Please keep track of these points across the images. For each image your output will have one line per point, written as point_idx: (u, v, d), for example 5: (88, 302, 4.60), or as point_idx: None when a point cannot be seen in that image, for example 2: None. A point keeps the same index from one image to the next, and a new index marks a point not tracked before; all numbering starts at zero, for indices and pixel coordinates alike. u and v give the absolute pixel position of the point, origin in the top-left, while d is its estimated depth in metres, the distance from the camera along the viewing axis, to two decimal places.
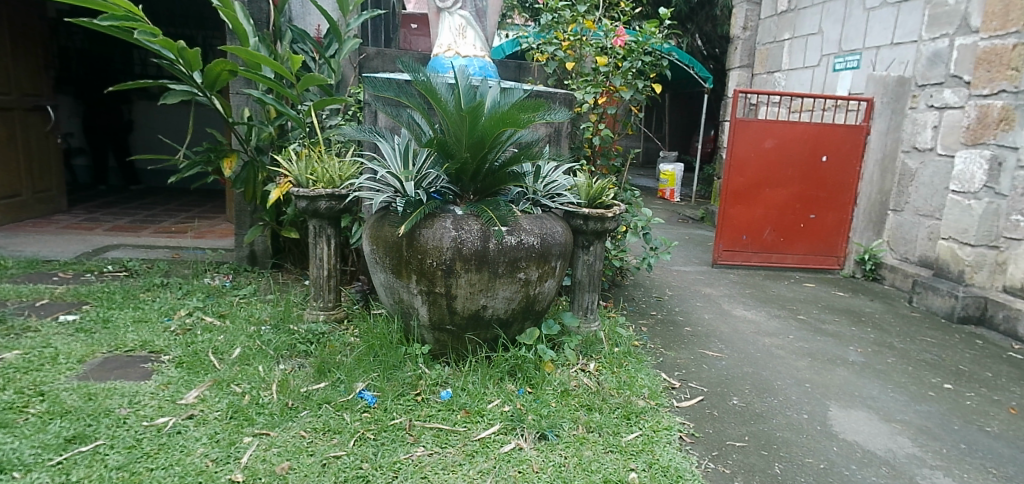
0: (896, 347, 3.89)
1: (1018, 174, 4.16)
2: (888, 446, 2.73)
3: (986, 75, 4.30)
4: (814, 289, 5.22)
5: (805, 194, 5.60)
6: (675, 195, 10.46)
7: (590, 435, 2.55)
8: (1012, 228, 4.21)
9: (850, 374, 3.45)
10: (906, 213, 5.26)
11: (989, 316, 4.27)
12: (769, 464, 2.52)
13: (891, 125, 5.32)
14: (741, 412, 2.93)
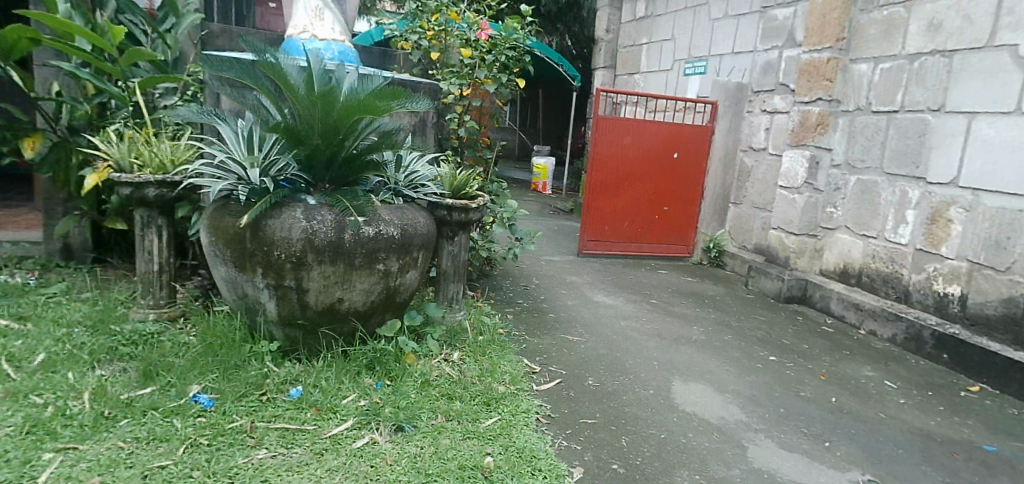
0: (732, 325, 4.27)
1: (832, 173, 4.70)
2: (720, 414, 2.98)
3: (807, 85, 4.78)
4: (667, 275, 5.59)
5: (659, 188, 5.97)
6: (547, 188, 10.80)
7: (448, 423, 2.55)
8: (827, 219, 4.74)
9: (693, 352, 3.73)
10: (743, 206, 5.72)
11: (809, 296, 4.76)
12: (617, 438, 2.66)
13: (732, 126, 5.79)
14: (595, 391, 3.07)
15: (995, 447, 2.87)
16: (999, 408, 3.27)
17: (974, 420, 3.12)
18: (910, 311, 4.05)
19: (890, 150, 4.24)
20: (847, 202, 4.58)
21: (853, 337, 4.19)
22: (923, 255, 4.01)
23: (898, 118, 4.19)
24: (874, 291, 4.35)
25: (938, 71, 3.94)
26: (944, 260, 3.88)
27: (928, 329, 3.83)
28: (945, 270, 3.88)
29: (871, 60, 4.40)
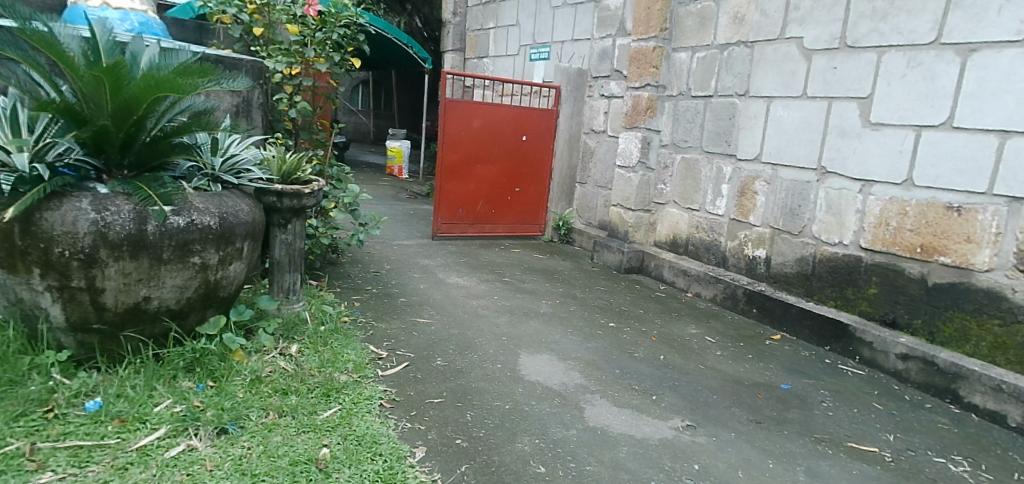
0: (578, 297, 4.49)
1: (661, 151, 5.07)
2: (562, 381, 3.10)
3: (637, 72, 5.08)
4: (519, 253, 5.72)
5: (510, 170, 6.04)
6: (403, 172, 10.51)
7: (280, 419, 2.42)
8: (659, 195, 5.11)
9: (541, 324, 3.86)
10: (588, 185, 6.01)
11: (646, 266, 5.13)
12: (462, 414, 2.67)
13: (574, 110, 6.03)
14: (442, 371, 3.06)
15: (790, 385, 3.25)
16: (795, 352, 3.68)
17: (776, 363, 3.50)
18: (727, 274, 4.45)
19: (708, 131, 4.62)
20: (675, 179, 4.96)
21: (682, 300, 4.55)
22: (736, 224, 4.42)
23: (713, 102, 4.57)
24: (699, 258, 4.75)
25: (744, 58, 4.31)
26: (752, 227, 4.31)
27: (741, 288, 4.22)
28: (753, 236, 4.31)
29: (690, 49, 4.77)
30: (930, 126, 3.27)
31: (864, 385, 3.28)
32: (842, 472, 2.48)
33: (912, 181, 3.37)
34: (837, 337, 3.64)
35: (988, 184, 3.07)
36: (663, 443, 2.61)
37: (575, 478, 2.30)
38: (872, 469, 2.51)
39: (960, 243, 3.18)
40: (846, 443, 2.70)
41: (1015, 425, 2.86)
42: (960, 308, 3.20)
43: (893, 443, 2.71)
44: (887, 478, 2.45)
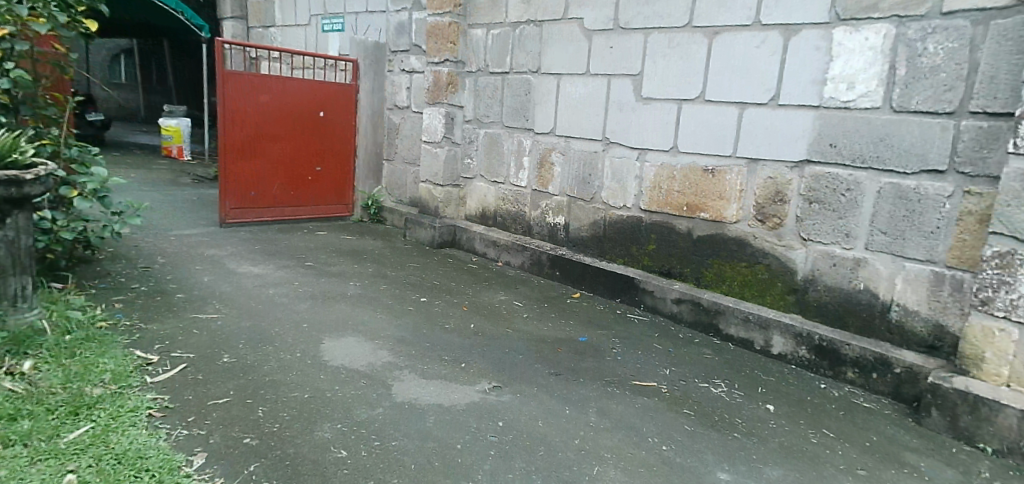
0: (388, 275, 4.36)
1: (466, 127, 5.07)
2: (369, 361, 2.99)
3: (436, 47, 5.01)
4: (326, 235, 5.42)
5: (309, 148, 5.62)
6: (184, 153, 9.40)
7: (6, 451, 2.03)
8: (466, 170, 5.11)
9: (350, 307, 3.70)
10: (397, 163, 5.86)
11: (458, 240, 5.12)
12: (252, 411, 2.46)
13: (376, 85, 5.84)
14: (231, 368, 2.80)
15: (586, 337, 3.45)
16: (591, 307, 3.89)
17: (575, 319, 3.70)
18: (532, 241, 4.58)
19: (507, 107, 4.70)
20: (480, 153, 5.00)
21: (492, 270, 4.62)
22: (536, 194, 4.56)
23: (510, 78, 4.66)
24: (507, 229, 4.83)
25: (534, 36, 4.43)
26: (551, 197, 4.46)
27: (545, 253, 4.37)
28: (553, 205, 4.45)
29: (485, 26, 4.81)
30: (686, 99, 3.58)
31: (647, 329, 3.55)
32: (626, 408, 2.70)
33: (676, 148, 3.66)
34: (624, 290, 3.89)
35: (733, 148, 3.40)
36: (469, 407, 2.64)
37: (378, 456, 2.24)
38: (650, 402, 2.76)
39: (715, 201, 3.50)
40: (631, 382, 2.94)
41: (760, 348, 3.24)
42: (718, 255, 3.54)
43: (669, 376, 3.00)
44: (662, 408, 2.71)
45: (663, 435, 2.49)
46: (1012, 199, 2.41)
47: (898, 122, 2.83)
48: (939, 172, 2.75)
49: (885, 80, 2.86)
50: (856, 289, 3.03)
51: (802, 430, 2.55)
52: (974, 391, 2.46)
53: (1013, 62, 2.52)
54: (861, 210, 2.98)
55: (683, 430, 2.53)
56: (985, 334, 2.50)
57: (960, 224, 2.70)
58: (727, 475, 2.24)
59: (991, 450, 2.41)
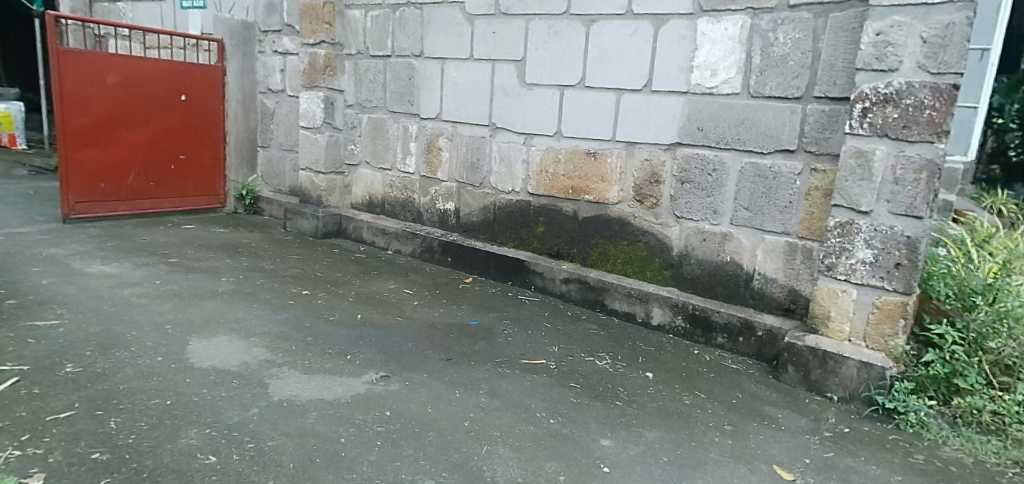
0: (265, 269, 4.14)
1: (347, 112, 4.90)
2: (241, 360, 2.83)
3: (310, 27, 4.75)
4: (193, 228, 5.05)
5: (168, 136, 5.21)
6: (18, 141, 8.41)
7: None
8: (350, 156, 4.94)
9: (220, 304, 3.48)
10: (273, 149, 5.57)
11: (344, 229, 4.94)
12: (101, 423, 2.25)
13: (244, 67, 5.47)
14: (73, 379, 2.54)
15: (478, 321, 3.45)
16: (483, 291, 3.89)
17: (467, 303, 3.70)
18: (423, 228, 4.51)
19: (390, 92, 4.58)
20: (363, 138, 4.84)
21: (382, 258, 4.51)
22: (428, 181, 4.47)
23: (391, 61, 4.53)
24: (396, 216, 4.73)
25: (414, 18, 4.34)
26: (441, 183, 4.40)
27: (436, 240, 4.33)
28: (442, 191, 4.40)
29: (362, 8, 4.65)
30: (567, 85, 3.65)
31: (537, 309, 3.60)
32: (515, 386, 2.74)
33: (560, 132, 3.72)
34: (517, 272, 3.92)
35: (612, 132, 3.50)
36: (352, 399, 2.56)
37: (250, 460, 2.12)
38: (538, 378, 2.82)
39: (597, 183, 3.59)
40: (520, 362, 2.98)
41: (641, 320, 3.37)
42: (602, 235, 3.63)
43: (557, 353, 3.08)
44: (549, 384, 2.77)
45: (550, 409, 2.55)
46: (848, 174, 2.67)
47: (755, 107, 3.02)
48: (790, 151, 2.96)
49: (743, 68, 3.04)
50: (723, 261, 3.20)
51: (677, 394, 2.70)
52: (822, 346, 2.71)
53: (849, 50, 2.76)
54: (725, 188, 3.16)
55: (569, 403, 2.61)
56: (830, 295, 2.76)
57: (809, 198, 2.93)
58: (608, 441, 2.33)
59: (838, 398, 2.67)
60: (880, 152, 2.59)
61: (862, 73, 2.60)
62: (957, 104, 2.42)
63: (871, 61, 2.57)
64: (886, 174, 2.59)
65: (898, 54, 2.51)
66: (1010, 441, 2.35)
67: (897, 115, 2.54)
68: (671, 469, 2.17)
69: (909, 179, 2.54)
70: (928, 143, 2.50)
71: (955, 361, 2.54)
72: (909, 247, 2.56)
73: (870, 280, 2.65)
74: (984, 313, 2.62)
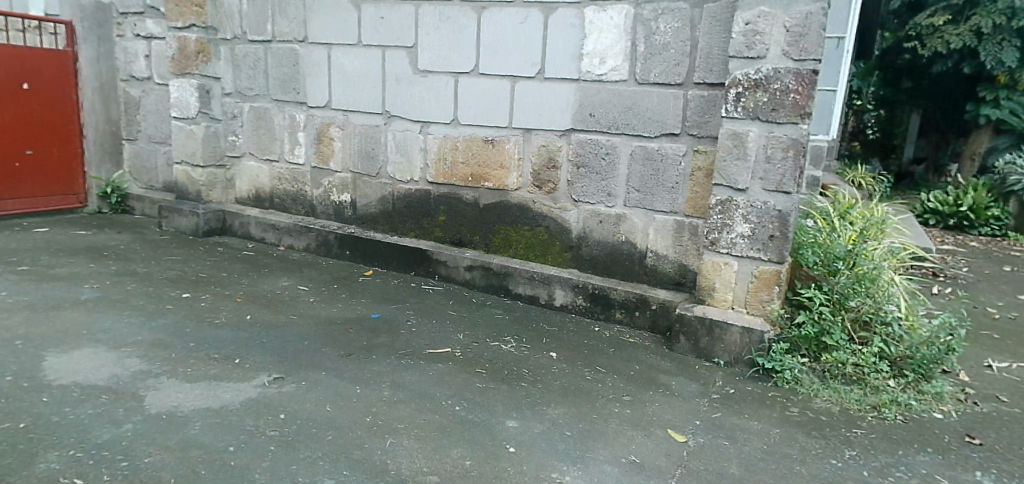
0: (138, 273, 3.87)
1: (225, 101, 4.65)
2: (111, 373, 2.64)
3: (177, 10, 4.45)
4: (48, 232, 4.62)
5: (11, 129, 4.77)
6: None
7: None
8: (231, 148, 4.70)
9: (81, 314, 3.21)
10: (141, 141, 5.16)
11: (229, 225, 4.70)
12: None
13: (100, 53, 5.06)
14: None
15: (380, 313, 3.41)
16: (385, 283, 3.85)
17: (367, 296, 3.64)
18: (317, 222, 4.38)
19: (273, 79, 4.39)
20: (245, 129, 4.62)
21: (273, 255, 4.34)
22: (318, 173, 4.35)
23: (273, 47, 4.34)
24: (286, 210, 4.55)
25: (295, 3, 4.17)
26: (334, 174, 4.29)
27: (332, 233, 4.22)
28: (336, 182, 4.29)
29: None
30: (462, 72, 3.65)
31: (441, 298, 3.62)
32: (420, 375, 2.75)
33: (457, 120, 3.73)
34: (419, 262, 3.90)
35: (509, 119, 3.56)
36: (244, 405, 2.46)
37: (126, 477, 2.00)
38: (445, 366, 2.84)
39: (496, 170, 3.64)
40: (424, 351, 2.99)
41: (545, 302, 3.47)
42: (503, 221, 3.69)
43: (463, 340, 3.11)
44: (455, 371, 2.80)
45: (456, 396, 2.58)
46: (727, 155, 2.87)
47: (642, 93, 3.17)
48: (674, 135, 3.13)
49: (629, 56, 3.18)
50: (619, 241, 3.35)
51: (579, 370, 2.82)
52: (709, 316, 2.93)
53: (722, 39, 2.96)
54: (617, 171, 3.30)
55: (475, 388, 2.66)
56: (714, 268, 2.97)
57: (692, 178, 3.12)
58: (514, 422, 2.40)
59: (724, 362, 2.90)
60: (753, 133, 2.81)
61: (735, 60, 2.80)
62: (816, 88, 2.67)
63: (742, 49, 2.77)
64: (758, 153, 2.82)
65: (765, 42, 2.73)
66: (869, 389, 2.66)
67: (766, 99, 2.76)
68: (574, 442, 2.27)
69: (778, 157, 2.78)
70: (793, 124, 2.73)
71: (823, 321, 2.82)
72: (780, 220, 2.81)
73: (749, 252, 2.88)
74: (845, 276, 2.93)
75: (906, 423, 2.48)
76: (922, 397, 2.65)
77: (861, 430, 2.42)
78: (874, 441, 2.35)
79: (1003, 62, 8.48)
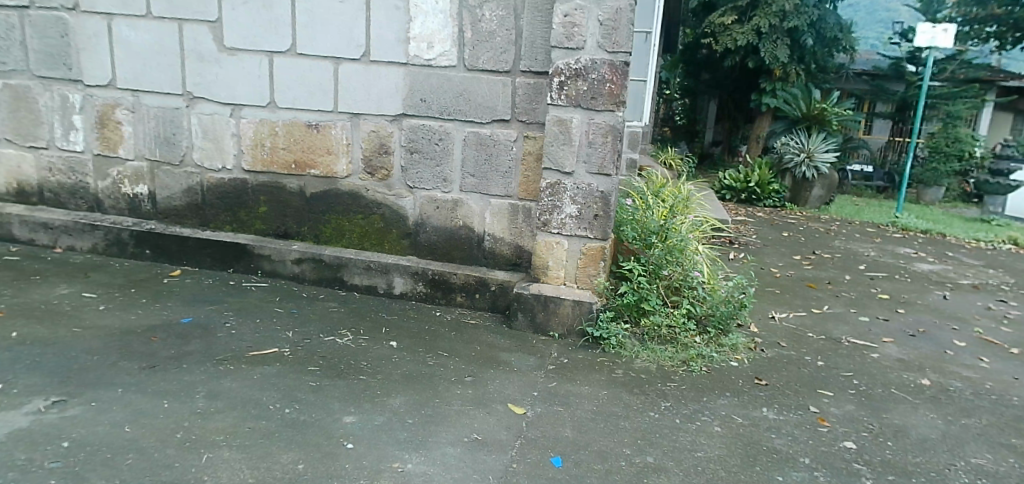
0: None
1: None
2: None
3: None
4: None
5: None
6: None
7: None
8: None
9: None
10: None
11: None
12: None
13: None
14: None
15: (190, 318, 3.05)
16: (198, 283, 3.50)
17: (175, 299, 3.26)
18: (105, 218, 3.85)
19: (36, 51, 3.76)
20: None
21: (46, 258, 3.74)
22: (101, 161, 3.83)
23: (32, 15, 3.72)
24: (62, 206, 3.95)
25: None
26: (125, 162, 3.81)
27: (126, 231, 3.74)
28: (128, 172, 3.81)
29: None
30: (279, 52, 3.42)
31: (267, 295, 3.36)
32: (242, 382, 2.48)
33: (275, 104, 3.49)
34: (238, 258, 3.62)
35: (334, 103, 3.41)
36: (9, 437, 2.02)
37: None
38: (273, 368, 2.60)
39: (323, 156, 3.49)
40: (248, 354, 2.71)
41: (383, 291, 3.41)
42: (334, 210, 3.55)
43: (292, 338, 2.88)
44: (284, 371, 2.58)
45: (285, 398, 2.38)
46: (554, 140, 3.03)
47: (471, 79, 3.22)
48: (505, 121, 3.22)
49: (456, 42, 3.20)
50: (456, 226, 3.39)
51: (420, 357, 2.77)
52: (543, 292, 3.08)
53: (543, 29, 3.09)
54: (451, 156, 3.32)
55: (306, 387, 2.47)
56: (547, 247, 3.13)
57: (524, 163, 3.24)
58: (351, 417, 2.28)
59: (559, 335, 3.08)
60: (576, 120, 2.99)
61: (556, 50, 2.95)
62: (628, 78, 2.90)
63: (562, 39, 2.93)
64: (581, 138, 3.00)
65: (582, 34, 2.90)
66: (679, 346, 2.99)
67: (585, 87, 2.94)
68: (415, 429, 2.24)
69: (599, 142, 2.98)
70: (611, 112, 2.94)
71: (641, 289, 3.11)
72: (603, 201, 3.03)
73: (577, 231, 3.08)
74: (659, 248, 3.24)
75: (710, 373, 2.82)
76: (721, 350, 3.04)
77: (674, 383, 2.70)
78: (684, 391, 2.64)
79: (777, 58, 10.10)
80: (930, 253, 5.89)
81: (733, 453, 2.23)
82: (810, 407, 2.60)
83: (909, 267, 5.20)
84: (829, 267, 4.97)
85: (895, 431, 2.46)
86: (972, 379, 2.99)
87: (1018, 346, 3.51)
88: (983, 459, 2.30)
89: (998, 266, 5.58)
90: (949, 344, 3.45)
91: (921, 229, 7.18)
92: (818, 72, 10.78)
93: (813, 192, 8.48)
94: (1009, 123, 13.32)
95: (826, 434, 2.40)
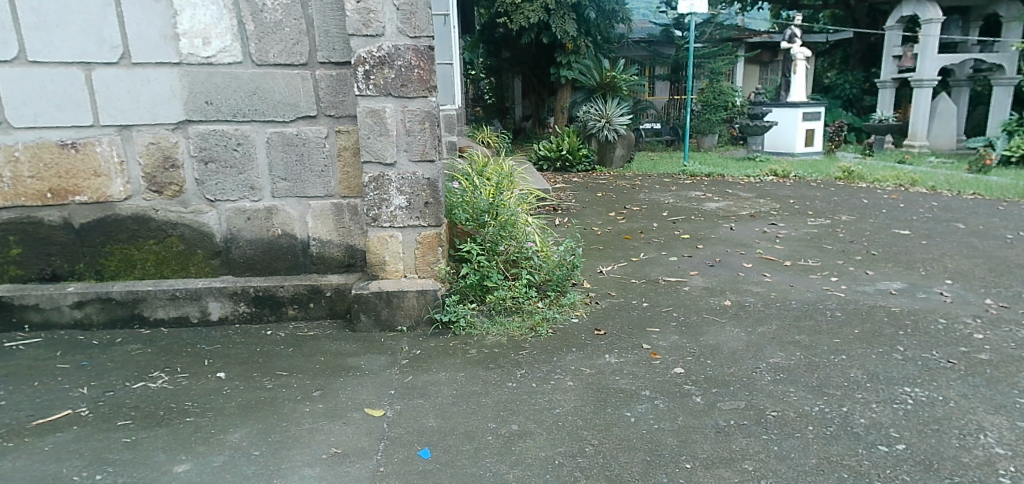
0: None
1: None
2: None
3: None
4: None
5: None
6: None
7: None
8: None
9: None
10: None
11: None
12: None
13: None
14: None
15: None
16: None
17: None
18: None
19: None
20: None
21: None
22: None
23: None
24: None
25: None
26: None
27: None
28: None
29: None
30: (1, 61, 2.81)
31: (42, 351, 2.79)
32: (28, 458, 2.05)
33: (6, 123, 2.86)
34: None
35: (93, 117, 2.92)
36: None
37: None
38: (68, 434, 2.18)
39: (91, 179, 2.99)
40: (30, 425, 2.23)
41: (198, 320, 3.04)
42: (117, 239, 3.09)
43: (89, 394, 2.43)
44: (85, 434, 2.17)
45: (92, 464, 2.02)
46: (369, 132, 2.89)
47: (263, 75, 2.97)
48: (311, 117, 3.04)
49: (237, 35, 2.93)
50: (274, 236, 3.14)
51: (256, 383, 2.51)
52: (384, 288, 2.96)
53: (337, 17, 2.95)
54: (256, 161, 3.05)
55: (120, 445, 2.12)
56: (380, 242, 3.01)
57: (340, 158, 3.09)
58: (184, 465, 2.01)
59: (408, 328, 2.98)
60: (388, 109, 2.88)
61: (355, 39, 2.81)
62: (435, 62, 2.87)
63: (360, 26, 2.79)
64: (397, 128, 2.91)
65: (379, 20, 2.79)
66: (525, 314, 3.05)
67: (392, 75, 2.85)
68: (264, 459, 2.04)
69: (417, 130, 2.92)
70: (423, 98, 2.90)
71: (482, 268, 3.13)
72: (430, 187, 2.98)
73: (410, 222, 3.00)
74: (492, 226, 3.30)
75: (556, 334, 2.91)
76: (562, 309, 3.16)
77: (525, 350, 2.75)
78: (536, 355, 2.70)
79: (567, 32, 10.62)
80: (714, 192, 6.65)
81: (585, 402, 2.33)
82: (643, 345, 2.78)
83: (699, 208, 5.80)
84: (638, 217, 5.38)
85: (712, 349, 2.72)
86: (760, 292, 3.43)
87: (789, 258, 4.08)
88: (778, 357, 2.64)
89: (764, 195, 6.45)
90: (739, 267, 3.90)
91: (705, 174, 8.06)
92: (604, 42, 11.62)
93: (616, 152, 9.20)
94: (756, 73, 15.35)
95: (658, 365, 2.59)
